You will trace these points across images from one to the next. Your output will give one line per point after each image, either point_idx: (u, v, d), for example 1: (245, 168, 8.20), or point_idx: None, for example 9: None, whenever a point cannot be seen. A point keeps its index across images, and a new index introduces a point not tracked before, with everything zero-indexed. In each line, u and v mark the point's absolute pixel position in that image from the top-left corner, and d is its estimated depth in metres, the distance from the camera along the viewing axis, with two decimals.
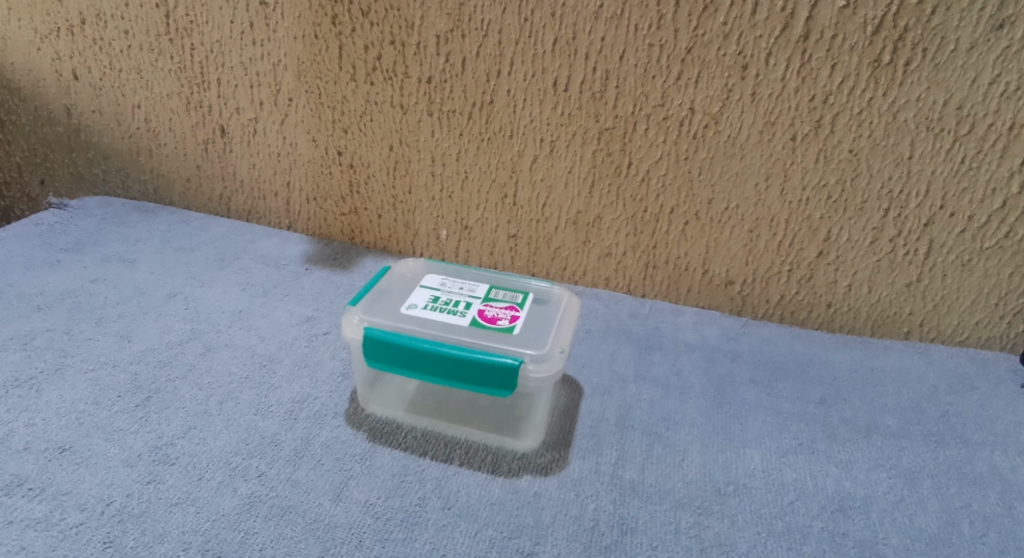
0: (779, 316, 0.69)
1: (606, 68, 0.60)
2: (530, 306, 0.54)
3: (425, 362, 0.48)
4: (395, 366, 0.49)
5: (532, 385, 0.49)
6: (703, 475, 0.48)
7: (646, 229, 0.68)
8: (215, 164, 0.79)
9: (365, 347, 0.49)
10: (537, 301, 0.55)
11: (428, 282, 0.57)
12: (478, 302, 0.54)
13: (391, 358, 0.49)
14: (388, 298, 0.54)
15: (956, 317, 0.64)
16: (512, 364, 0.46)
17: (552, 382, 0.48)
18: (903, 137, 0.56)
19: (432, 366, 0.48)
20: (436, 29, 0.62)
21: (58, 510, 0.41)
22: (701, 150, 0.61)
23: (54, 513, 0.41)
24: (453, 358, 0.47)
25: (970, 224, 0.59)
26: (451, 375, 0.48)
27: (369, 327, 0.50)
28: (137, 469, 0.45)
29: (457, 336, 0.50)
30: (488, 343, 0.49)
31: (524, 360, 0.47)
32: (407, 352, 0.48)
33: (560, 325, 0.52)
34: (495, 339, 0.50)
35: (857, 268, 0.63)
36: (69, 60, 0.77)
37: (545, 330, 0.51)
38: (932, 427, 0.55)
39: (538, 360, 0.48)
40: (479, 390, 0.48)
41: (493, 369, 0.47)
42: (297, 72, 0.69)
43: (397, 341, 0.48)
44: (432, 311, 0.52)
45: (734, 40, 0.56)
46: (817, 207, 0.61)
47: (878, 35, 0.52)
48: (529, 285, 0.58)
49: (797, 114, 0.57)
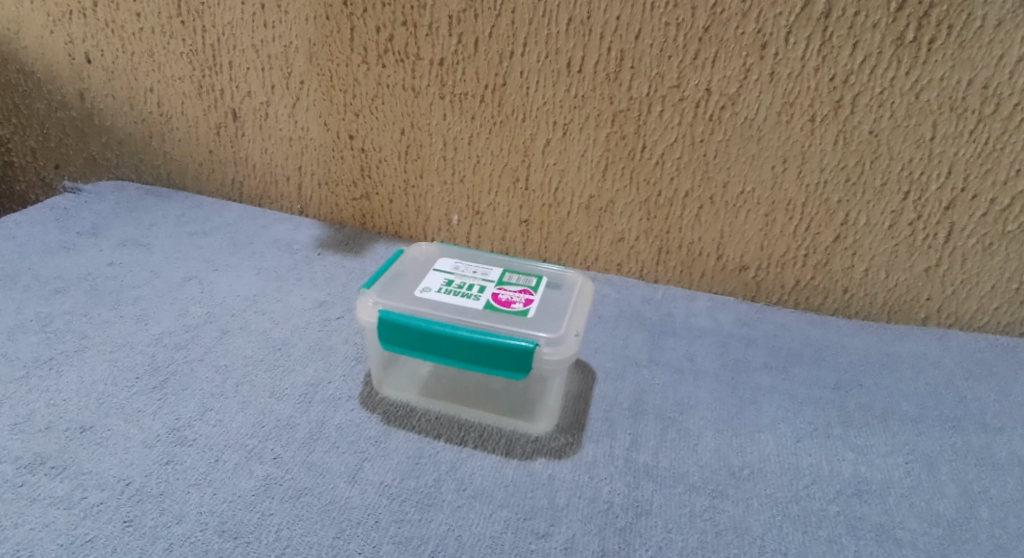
0: (793, 301, 0.68)
1: (621, 48, 0.59)
2: (543, 290, 0.54)
3: (441, 346, 0.48)
4: (410, 349, 0.49)
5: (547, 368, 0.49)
6: (717, 460, 0.48)
7: (660, 213, 0.67)
8: (227, 148, 0.79)
9: (380, 330, 0.49)
10: (550, 285, 0.55)
11: (441, 266, 0.57)
12: (491, 286, 0.54)
13: (406, 341, 0.49)
14: (401, 281, 0.54)
15: (975, 302, 0.63)
16: (527, 347, 0.46)
17: (567, 365, 0.48)
18: (925, 117, 0.55)
19: (447, 349, 0.48)
20: (449, 10, 0.62)
21: (80, 489, 0.42)
22: (716, 132, 0.60)
23: (76, 492, 0.42)
24: (468, 341, 0.47)
25: (992, 207, 0.57)
26: (465, 358, 0.48)
27: (383, 309, 0.50)
28: (156, 449, 0.46)
29: (471, 319, 0.49)
30: (503, 326, 0.49)
31: (539, 343, 0.47)
32: (422, 335, 0.48)
33: (574, 309, 0.52)
34: (509, 321, 0.50)
35: (875, 252, 0.62)
36: (82, 44, 0.77)
37: (560, 314, 0.51)
38: (950, 412, 0.54)
39: (552, 343, 0.48)
40: (493, 373, 0.48)
41: (508, 352, 0.47)
42: (309, 54, 0.69)
43: (412, 324, 0.48)
44: (446, 294, 0.52)
45: (753, 18, 0.55)
46: (834, 190, 0.60)
47: (901, 11, 0.51)
48: (542, 269, 0.58)
49: (817, 95, 0.56)
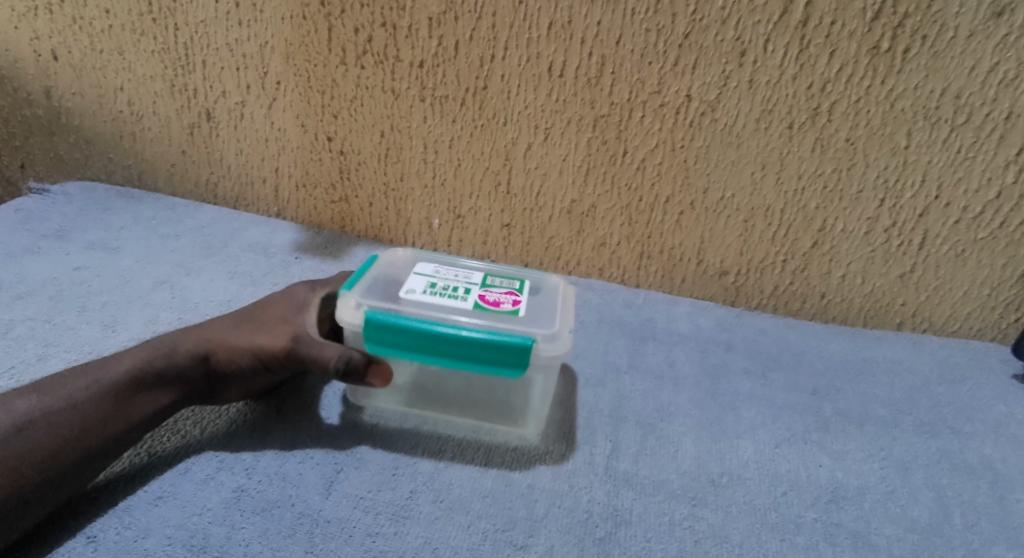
0: (772, 306, 0.68)
1: (602, 53, 0.59)
2: (530, 290, 0.54)
3: (432, 346, 0.47)
4: (400, 350, 0.47)
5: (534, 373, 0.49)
6: (696, 467, 0.48)
7: (640, 218, 0.67)
8: (201, 149, 0.77)
9: (365, 332, 0.47)
10: (536, 286, 0.55)
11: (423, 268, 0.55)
12: (478, 285, 0.53)
13: (393, 341, 0.47)
14: (380, 284, 0.53)
15: (948, 308, 0.64)
16: (525, 342, 0.46)
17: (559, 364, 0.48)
18: (900, 126, 0.55)
19: (440, 349, 0.47)
20: (429, 12, 0.61)
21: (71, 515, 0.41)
22: (697, 138, 0.61)
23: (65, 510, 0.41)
24: (461, 340, 0.46)
25: (964, 215, 0.58)
26: (460, 357, 0.47)
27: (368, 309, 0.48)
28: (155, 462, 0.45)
29: (463, 317, 0.48)
30: (496, 324, 0.48)
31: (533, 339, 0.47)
32: (414, 336, 0.47)
33: (564, 306, 0.52)
34: (500, 319, 0.49)
35: (851, 258, 0.63)
36: (48, 40, 0.75)
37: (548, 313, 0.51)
38: (924, 417, 0.55)
39: (549, 339, 0.47)
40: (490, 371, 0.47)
41: (505, 348, 0.46)
42: (285, 54, 0.67)
43: (401, 324, 0.47)
44: (432, 293, 0.51)
45: (732, 25, 0.55)
46: (812, 197, 0.61)
47: (877, 21, 0.52)
48: (523, 273, 0.57)
49: (795, 103, 0.57)
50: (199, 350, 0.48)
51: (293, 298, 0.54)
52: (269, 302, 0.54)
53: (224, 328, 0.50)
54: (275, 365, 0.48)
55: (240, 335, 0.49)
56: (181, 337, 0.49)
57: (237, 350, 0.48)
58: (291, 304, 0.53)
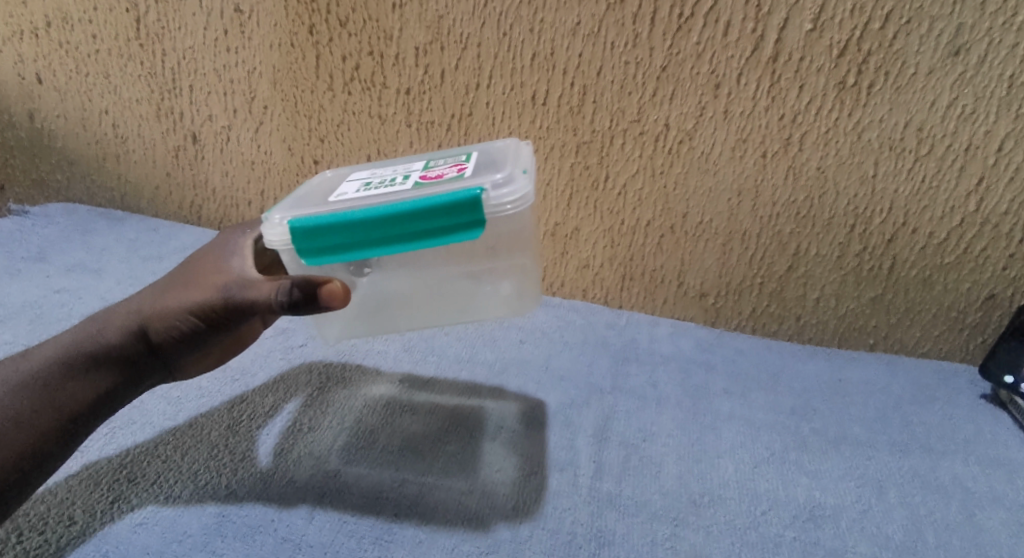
0: (750, 327, 0.70)
1: (583, 83, 0.61)
2: (474, 156, 0.50)
3: (375, 237, 0.44)
4: (349, 247, 0.44)
5: (507, 284, 0.49)
6: (678, 487, 0.49)
7: (622, 241, 0.69)
8: (186, 171, 0.78)
9: (300, 244, 0.44)
10: (480, 152, 0.51)
11: (355, 174, 0.51)
12: (417, 168, 0.49)
13: (333, 245, 0.44)
14: (312, 195, 0.49)
15: (918, 330, 0.66)
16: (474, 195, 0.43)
17: (530, 232, 0.47)
18: (868, 156, 0.58)
19: (383, 236, 0.44)
20: (415, 41, 0.62)
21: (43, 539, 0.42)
22: (675, 165, 0.63)
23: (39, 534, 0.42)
24: (412, 215, 0.43)
25: (931, 240, 0.60)
26: (414, 236, 0.44)
27: (293, 217, 0.44)
28: (132, 485, 0.46)
29: (405, 191, 0.45)
30: (441, 187, 0.44)
31: (485, 191, 0.44)
32: (356, 227, 0.43)
33: (511, 156, 0.48)
34: (445, 182, 0.45)
35: (825, 282, 0.65)
36: (33, 63, 0.75)
37: (497, 165, 0.47)
38: (897, 436, 0.56)
39: (500, 186, 0.44)
40: (451, 238, 0.44)
41: (457, 207, 0.43)
42: (273, 80, 0.68)
43: (338, 222, 0.43)
44: (371, 186, 0.46)
45: (707, 60, 0.57)
46: (786, 222, 0.63)
47: (843, 58, 0.54)
48: (470, 146, 0.53)
49: (768, 132, 0.59)
50: (134, 327, 0.48)
51: (229, 248, 0.52)
52: (204, 254, 0.52)
53: (155, 296, 0.50)
54: (204, 319, 0.47)
55: (175, 295, 0.48)
56: (115, 319, 0.49)
57: (166, 316, 0.48)
58: (222, 252, 0.51)
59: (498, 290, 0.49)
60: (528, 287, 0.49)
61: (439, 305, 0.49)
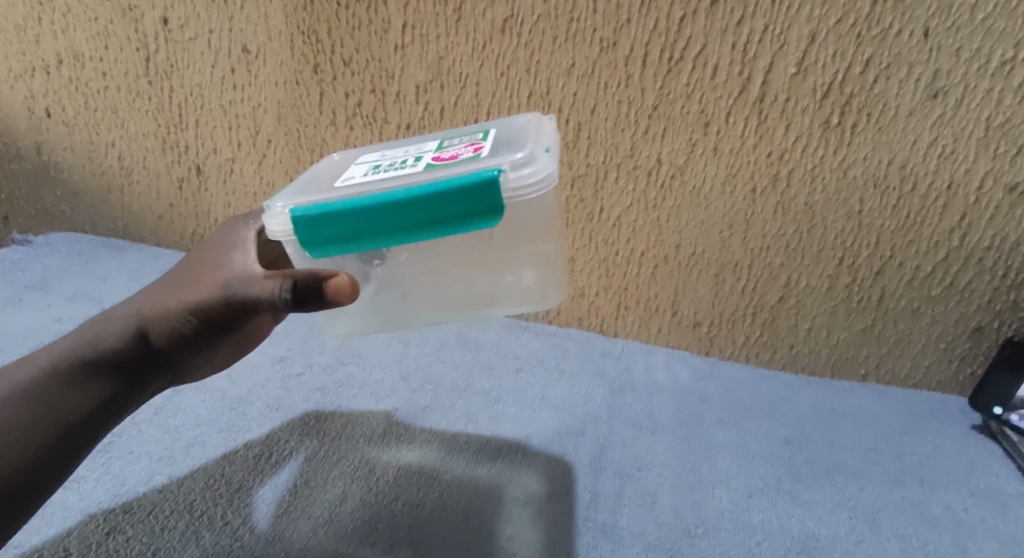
0: (745, 356, 0.71)
1: (578, 120, 0.63)
2: (492, 136, 0.48)
3: (383, 225, 0.41)
4: (356, 237, 0.42)
5: (529, 275, 0.45)
6: (674, 517, 0.49)
7: (617, 271, 0.70)
8: (189, 202, 0.79)
9: (305, 234, 0.42)
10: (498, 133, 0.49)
11: (366, 159, 0.49)
12: (430, 151, 0.46)
13: (341, 234, 0.42)
14: (319, 183, 0.47)
15: (909, 361, 0.67)
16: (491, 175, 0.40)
17: (554, 217, 0.43)
18: (854, 192, 0.60)
19: (394, 224, 0.41)
20: (416, 80, 0.65)
21: None
22: (668, 199, 0.64)
23: None
24: (424, 199, 0.40)
25: (918, 273, 0.62)
26: (425, 222, 0.41)
27: (298, 205, 0.42)
28: (128, 516, 0.47)
29: (416, 175, 0.42)
30: (456, 168, 0.42)
31: (502, 171, 0.41)
32: (363, 215, 0.41)
33: (531, 135, 0.46)
34: (461, 164, 0.42)
35: (816, 312, 0.66)
36: (43, 99, 0.77)
37: (518, 144, 0.45)
38: (890, 466, 0.57)
39: (519, 165, 0.41)
40: (466, 224, 0.42)
41: (472, 189, 0.40)
42: (277, 116, 0.70)
43: (343, 208, 0.41)
44: (381, 171, 0.44)
45: (696, 100, 0.59)
46: (777, 254, 0.64)
47: (826, 99, 0.57)
48: (486, 125, 0.51)
49: (756, 169, 0.61)
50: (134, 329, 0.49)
51: (232, 239, 0.52)
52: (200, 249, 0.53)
53: (153, 296, 0.51)
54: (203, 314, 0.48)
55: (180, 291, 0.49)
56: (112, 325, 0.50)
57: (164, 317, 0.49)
58: (217, 246, 0.52)
59: (520, 281, 0.46)
60: (553, 277, 0.46)
61: (459, 299, 0.47)
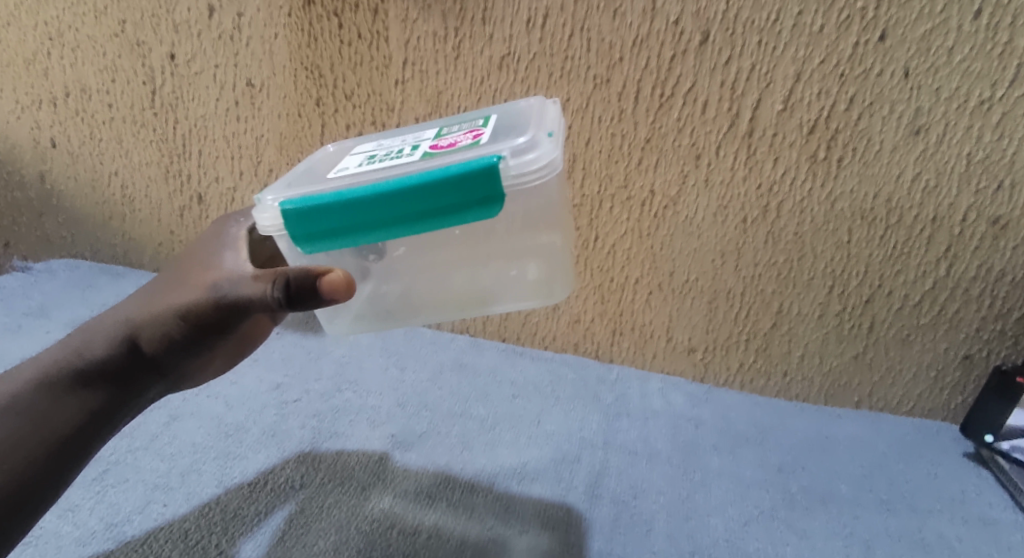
0: (739, 383, 0.72)
1: (573, 152, 0.65)
2: (491, 123, 0.48)
3: (380, 217, 0.41)
4: (353, 230, 0.42)
5: (533, 268, 0.46)
6: (669, 546, 0.49)
7: (612, 297, 0.71)
8: (189, 230, 0.80)
9: (301, 228, 0.42)
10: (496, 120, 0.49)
11: (362, 150, 0.49)
12: (428, 141, 0.46)
13: (338, 226, 0.42)
14: (315, 176, 0.47)
15: (901, 388, 0.67)
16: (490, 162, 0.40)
17: (558, 208, 0.43)
18: (842, 223, 0.61)
19: (393, 215, 0.41)
20: (415, 113, 0.66)
21: None
22: (661, 228, 0.66)
23: None
24: (422, 188, 0.40)
25: (907, 301, 0.63)
26: (423, 212, 0.41)
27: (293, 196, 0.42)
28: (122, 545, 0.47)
29: (413, 164, 0.42)
30: (454, 157, 0.42)
31: (501, 158, 0.40)
32: (359, 207, 0.41)
33: (531, 122, 0.46)
34: (459, 152, 0.42)
35: (808, 339, 0.67)
36: (49, 129, 0.79)
37: (518, 131, 0.44)
38: (884, 494, 0.57)
39: (519, 153, 0.41)
40: (465, 213, 0.41)
41: (471, 176, 0.40)
42: (279, 146, 0.72)
43: (339, 202, 0.41)
44: (377, 162, 0.44)
45: (687, 134, 0.61)
46: (768, 282, 0.66)
47: (812, 134, 0.58)
48: (484, 112, 0.51)
49: (746, 200, 0.62)
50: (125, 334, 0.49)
51: (224, 241, 0.52)
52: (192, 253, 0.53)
53: (145, 299, 0.51)
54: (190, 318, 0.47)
55: (171, 294, 0.49)
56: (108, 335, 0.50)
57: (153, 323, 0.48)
58: (208, 250, 0.51)
59: (524, 274, 0.46)
60: (558, 270, 0.46)
61: (464, 294, 0.47)
